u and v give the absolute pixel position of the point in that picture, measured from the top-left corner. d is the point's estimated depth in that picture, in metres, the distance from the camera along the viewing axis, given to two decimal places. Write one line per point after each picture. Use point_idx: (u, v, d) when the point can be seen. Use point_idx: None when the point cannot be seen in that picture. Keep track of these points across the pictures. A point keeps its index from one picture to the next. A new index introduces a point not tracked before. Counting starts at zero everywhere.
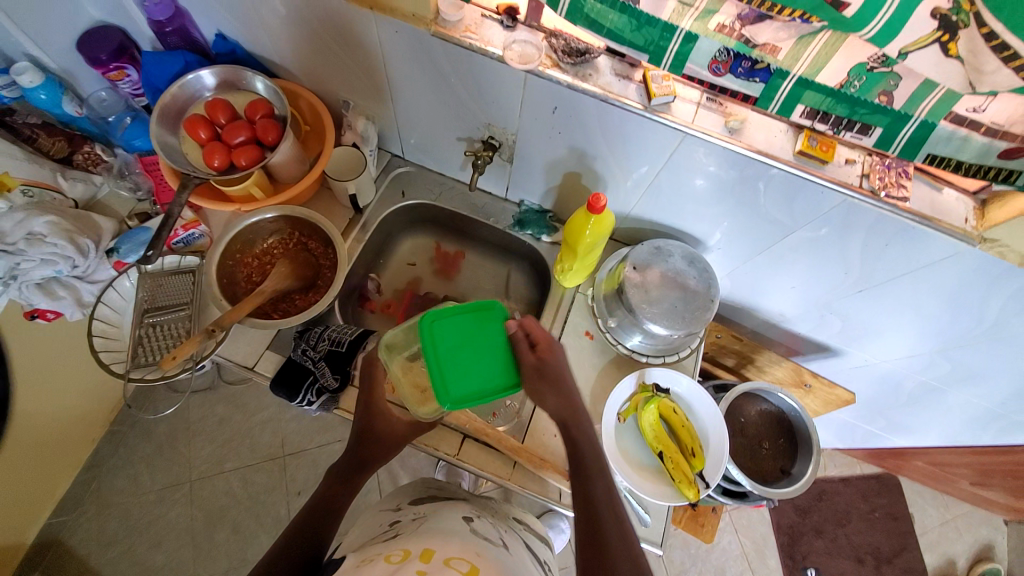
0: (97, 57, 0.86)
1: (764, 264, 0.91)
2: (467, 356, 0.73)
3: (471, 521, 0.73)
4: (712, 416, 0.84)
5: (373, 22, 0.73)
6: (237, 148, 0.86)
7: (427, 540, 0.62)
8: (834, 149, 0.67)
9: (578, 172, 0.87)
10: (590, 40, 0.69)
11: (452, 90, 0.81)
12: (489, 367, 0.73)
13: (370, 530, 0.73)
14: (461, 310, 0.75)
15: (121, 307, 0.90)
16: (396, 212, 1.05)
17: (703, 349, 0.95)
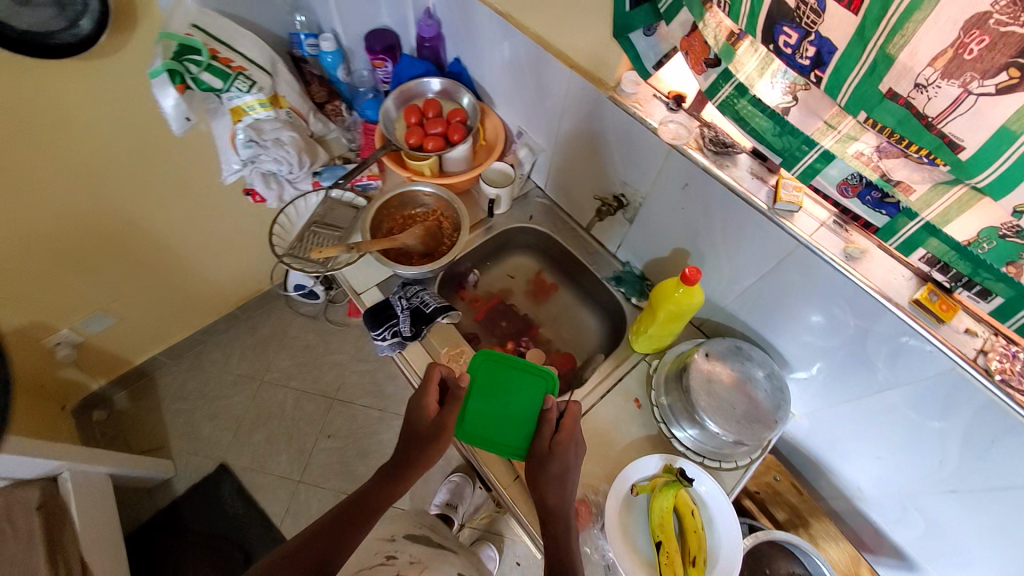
0: (373, 47, 1.21)
1: (849, 417, 0.86)
2: (498, 408, 0.89)
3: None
4: (728, 532, 0.80)
5: (568, 78, 0.92)
6: (431, 136, 1.11)
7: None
8: (954, 313, 0.65)
9: (687, 250, 0.93)
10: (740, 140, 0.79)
11: (606, 146, 0.95)
12: (511, 426, 0.88)
13: (367, 556, 0.89)
14: (525, 369, 0.89)
15: (300, 213, 1.16)
16: (518, 229, 1.19)
17: (751, 471, 0.89)
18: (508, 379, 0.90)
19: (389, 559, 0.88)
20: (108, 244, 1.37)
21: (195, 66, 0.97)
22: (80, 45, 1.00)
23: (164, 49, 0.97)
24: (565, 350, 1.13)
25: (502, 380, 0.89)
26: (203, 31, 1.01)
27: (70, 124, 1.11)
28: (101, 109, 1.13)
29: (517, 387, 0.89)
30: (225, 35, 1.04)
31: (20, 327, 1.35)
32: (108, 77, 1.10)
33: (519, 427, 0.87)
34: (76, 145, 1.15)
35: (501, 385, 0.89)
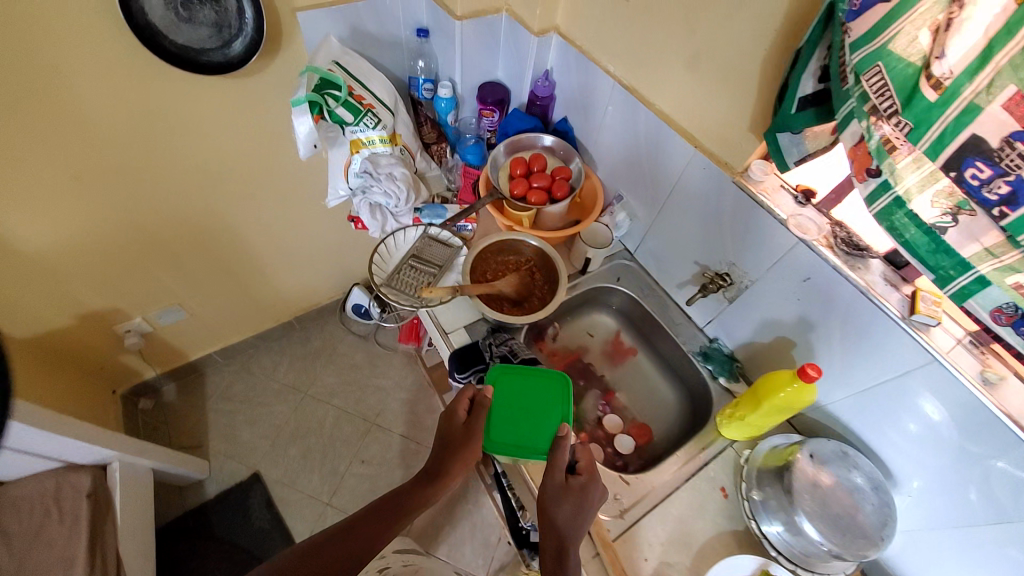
0: (485, 98, 1.26)
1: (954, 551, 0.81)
2: (522, 414, 0.89)
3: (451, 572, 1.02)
4: None
5: (691, 156, 0.94)
6: (534, 188, 1.13)
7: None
8: None
9: (793, 341, 0.90)
10: (880, 240, 0.77)
11: (718, 226, 0.95)
12: (537, 430, 0.88)
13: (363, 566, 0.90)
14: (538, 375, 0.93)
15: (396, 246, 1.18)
16: (605, 289, 1.20)
17: None
18: (530, 388, 0.92)
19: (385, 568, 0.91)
20: (199, 242, 1.42)
21: (332, 100, 1.03)
22: (226, 65, 1.04)
23: (307, 82, 1.02)
24: (640, 422, 1.08)
25: (524, 388, 0.92)
26: (343, 69, 1.07)
27: (200, 132, 1.17)
28: (229, 122, 1.20)
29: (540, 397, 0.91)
30: (360, 73, 1.11)
31: (102, 310, 1.39)
32: (245, 96, 1.17)
33: (545, 432, 0.88)
34: (199, 152, 1.21)
35: (523, 394, 0.91)
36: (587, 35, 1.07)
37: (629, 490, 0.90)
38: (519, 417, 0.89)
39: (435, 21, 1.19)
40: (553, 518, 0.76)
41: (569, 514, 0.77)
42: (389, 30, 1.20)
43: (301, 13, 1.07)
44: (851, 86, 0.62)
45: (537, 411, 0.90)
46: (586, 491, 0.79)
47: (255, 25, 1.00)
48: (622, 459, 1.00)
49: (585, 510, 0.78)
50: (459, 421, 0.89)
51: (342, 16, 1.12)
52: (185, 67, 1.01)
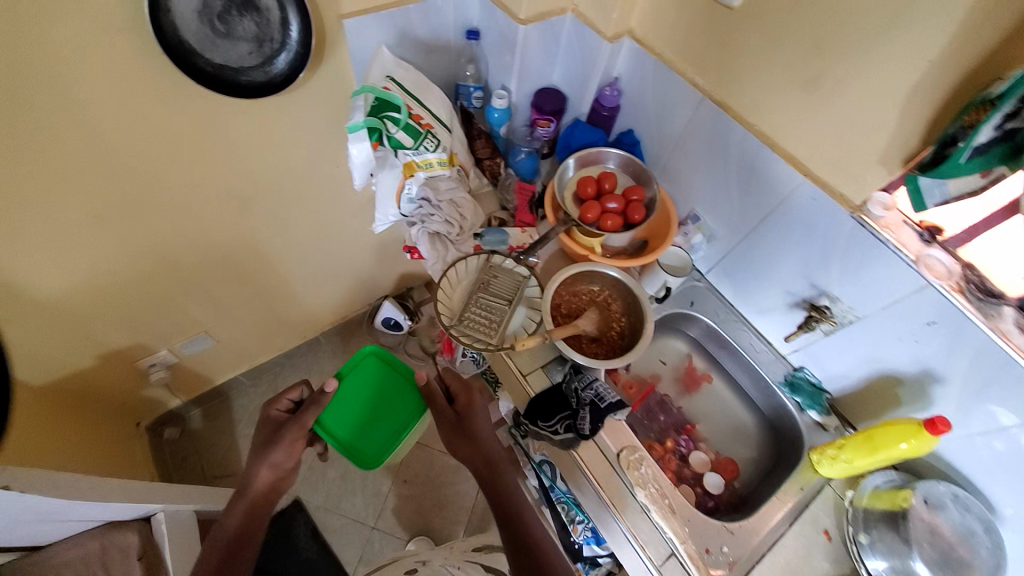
0: (542, 106, 1.15)
1: None
2: (375, 399, 1.14)
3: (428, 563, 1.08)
4: None
5: (796, 186, 0.87)
6: (608, 211, 1.05)
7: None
8: None
9: (902, 378, 0.86)
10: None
11: (824, 258, 0.88)
12: (400, 399, 1.16)
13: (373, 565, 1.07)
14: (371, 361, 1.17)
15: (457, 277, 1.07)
16: (678, 315, 1.14)
17: None
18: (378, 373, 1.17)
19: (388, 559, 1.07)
20: (227, 270, 1.30)
21: (392, 122, 0.92)
22: (268, 85, 0.91)
23: (362, 103, 0.92)
24: (723, 454, 1.04)
25: (372, 379, 1.15)
26: (398, 84, 0.96)
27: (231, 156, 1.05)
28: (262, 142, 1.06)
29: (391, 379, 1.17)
30: (416, 88, 0.99)
31: (125, 347, 1.29)
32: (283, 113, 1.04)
33: (405, 398, 1.17)
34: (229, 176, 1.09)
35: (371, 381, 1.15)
36: (669, 43, 0.97)
37: (736, 539, 0.87)
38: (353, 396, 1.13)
39: (491, 25, 1.07)
40: (474, 431, 0.99)
41: (482, 424, 1.00)
42: (438, 33, 1.08)
43: (348, 21, 0.94)
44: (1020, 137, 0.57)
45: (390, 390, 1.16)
46: (472, 408, 1.01)
47: (302, 39, 0.88)
48: (713, 498, 0.97)
49: (481, 417, 1.01)
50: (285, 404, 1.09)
51: (390, 22, 0.99)
52: (223, 89, 0.88)
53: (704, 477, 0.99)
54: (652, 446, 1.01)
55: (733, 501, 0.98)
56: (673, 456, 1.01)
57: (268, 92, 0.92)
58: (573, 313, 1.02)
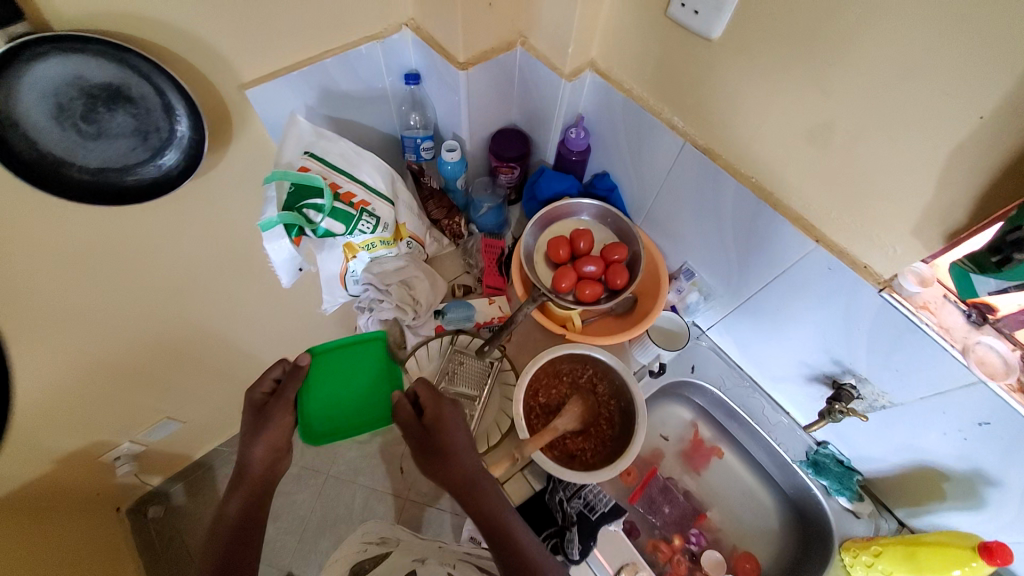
0: (501, 153, 0.99)
1: None
2: (348, 385, 0.89)
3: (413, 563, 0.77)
4: None
5: (806, 252, 0.71)
6: (585, 278, 0.90)
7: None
8: None
9: (948, 474, 0.72)
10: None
11: (845, 333, 0.73)
12: (365, 377, 0.90)
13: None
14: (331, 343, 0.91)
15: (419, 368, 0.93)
16: (679, 383, 1.01)
17: None
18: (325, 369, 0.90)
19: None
20: (176, 357, 1.17)
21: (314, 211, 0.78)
22: (164, 182, 0.76)
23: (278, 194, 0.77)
24: (742, 549, 0.91)
25: (350, 355, 0.91)
26: (319, 160, 0.82)
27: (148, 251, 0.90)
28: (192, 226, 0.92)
29: (338, 351, 0.91)
30: (345, 161, 0.85)
31: (77, 448, 1.18)
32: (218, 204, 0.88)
33: (367, 370, 0.91)
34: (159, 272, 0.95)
35: (340, 362, 0.90)
36: (638, 76, 0.81)
37: None
38: (327, 391, 0.88)
39: (429, 68, 0.91)
40: (453, 443, 0.77)
41: (454, 435, 0.78)
42: (368, 84, 0.92)
43: (251, 91, 0.79)
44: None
45: (357, 369, 0.91)
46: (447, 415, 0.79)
47: (193, 127, 0.74)
48: None
49: (452, 428, 0.78)
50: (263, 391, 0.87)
51: (305, 84, 0.84)
52: (110, 196, 0.73)
53: None
54: (657, 548, 0.87)
55: None
56: (683, 557, 0.87)
57: (164, 190, 0.77)
58: (552, 405, 0.86)
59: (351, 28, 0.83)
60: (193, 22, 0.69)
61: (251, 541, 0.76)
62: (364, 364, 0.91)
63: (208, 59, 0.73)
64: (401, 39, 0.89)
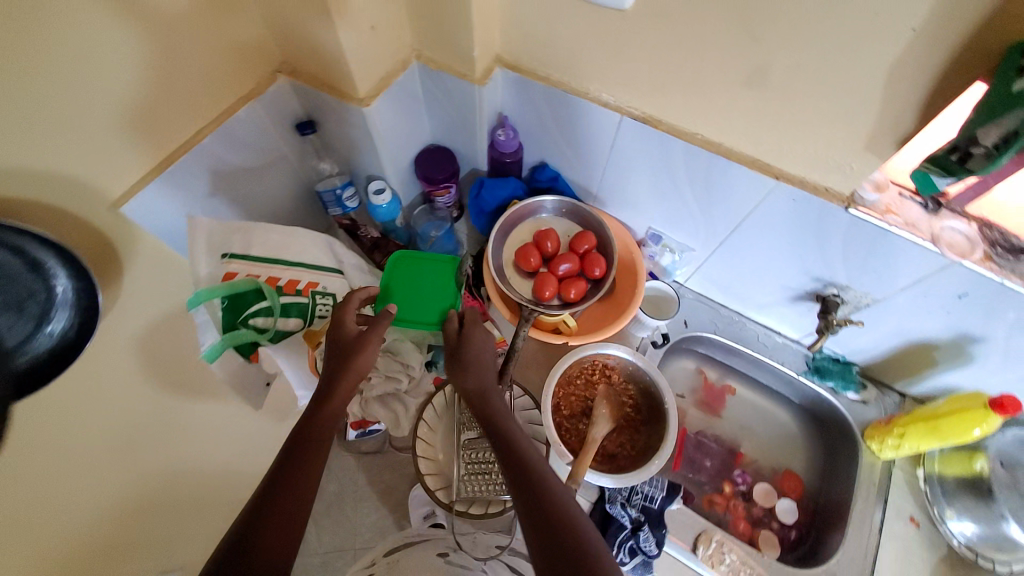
0: (432, 176, 0.93)
1: None
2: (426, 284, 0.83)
3: (446, 557, 0.72)
4: None
5: (767, 190, 0.72)
6: (565, 279, 0.88)
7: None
8: None
9: (937, 344, 0.78)
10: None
11: (820, 252, 0.76)
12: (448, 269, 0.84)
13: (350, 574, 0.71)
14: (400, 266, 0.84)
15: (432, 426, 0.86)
16: (686, 339, 1.00)
17: None
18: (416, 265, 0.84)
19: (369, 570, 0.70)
20: None
21: (261, 318, 0.72)
22: (74, 342, 0.60)
23: (213, 316, 0.70)
24: (783, 469, 0.96)
25: (418, 274, 0.83)
26: (243, 259, 0.72)
27: (96, 422, 0.67)
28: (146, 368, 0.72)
29: (418, 267, 0.84)
30: (271, 248, 0.74)
31: None
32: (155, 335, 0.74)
33: (443, 283, 0.83)
34: (119, 439, 0.71)
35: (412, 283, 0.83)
36: (552, 61, 0.75)
37: None
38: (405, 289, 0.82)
39: (322, 109, 0.83)
40: (477, 357, 0.69)
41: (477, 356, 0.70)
42: (261, 145, 0.82)
43: (128, 206, 0.67)
44: (996, 159, 0.51)
45: (433, 274, 0.84)
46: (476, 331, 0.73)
47: (73, 265, 0.58)
48: (794, 528, 0.89)
49: (479, 343, 0.71)
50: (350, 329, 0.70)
51: (185, 173, 0.73)
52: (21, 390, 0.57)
53: (774, 509, 0.90)
54: (713, 500, 0.91)
55: (810, 520, 0.90)
56: (737, 500, 0.91)
57: (69, 360, 0.60)
58: (577, 412, 0.86)
59: (222, 93, 0.73)
60: (22, 154, 0.54)
61: (272, 526, 0.53)
62: (431, 283, 0.83)
63: (58, 187, 0.59)
64: (281, 90, 0.81)
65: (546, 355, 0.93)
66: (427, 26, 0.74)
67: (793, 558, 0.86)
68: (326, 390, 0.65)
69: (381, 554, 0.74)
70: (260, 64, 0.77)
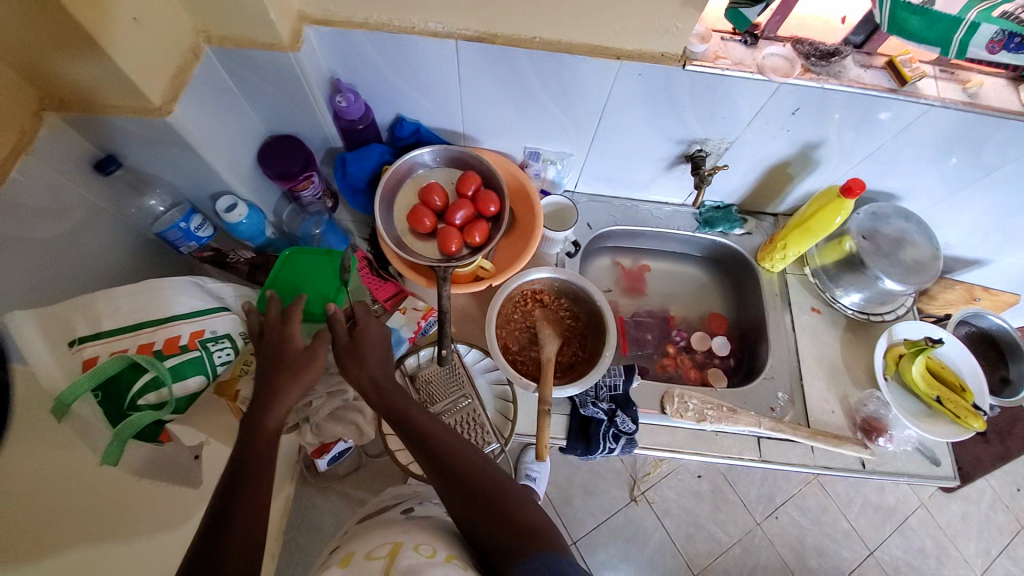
0: (287, 171, 0.84)
1: (959, 200, 0.94)
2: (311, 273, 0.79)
3: (410, 511, 0.67)
4: (967, 360, 0.94)
5: (614, 73, 0.74)
6: (466, 226, 0.86)
7: (358, 541, 0.59)
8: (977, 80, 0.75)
9: (789, 161, 0.90)
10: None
11: (676, 115, 0.81)
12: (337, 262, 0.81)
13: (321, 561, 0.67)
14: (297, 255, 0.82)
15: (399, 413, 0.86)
16: (597, 239, 1.04)
17: (914, 306, 1.01)
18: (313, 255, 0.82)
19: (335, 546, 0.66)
20: None
21: (151, 394, 0.60)
22: None
23: (90, 415, 0.58)
24: (708, 314, 1.08)
25: (309, 263, 0.80)
26: (98, 338, 0.61)
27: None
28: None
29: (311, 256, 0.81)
30: (128, 313, 0.63)
31: None
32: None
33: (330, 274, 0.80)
34: None
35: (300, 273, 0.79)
36: (363, 2, 0.68)
37: (778, 380, 0.94)
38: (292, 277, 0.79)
39: (119, 137, 0.69)
40: (369, 354, 0.68)
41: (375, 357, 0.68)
42: (62, 205, 0.69)
43: None
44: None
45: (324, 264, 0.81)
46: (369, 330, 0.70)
47: None
48: (732, 356, 1.03)
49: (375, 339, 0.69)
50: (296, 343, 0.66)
51: None
52: None
53: (711, 348, 1.02)
54: (664, 365, 1.01)
55: (740, 344, 1.05)
56: (682, 355, 1.02)
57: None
58: (525, 342, 0.88)
59: None
60: None
61: (237, 533, 0.49)
62: (319, 272, 0.80)
63: None
64: (59, 131, 0.67)
65: (478, 304, 0.93)
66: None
67: (738, 378, 1.01)
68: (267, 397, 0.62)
69: (356, 522, 0.73)
70: (13, 108, 0.62)
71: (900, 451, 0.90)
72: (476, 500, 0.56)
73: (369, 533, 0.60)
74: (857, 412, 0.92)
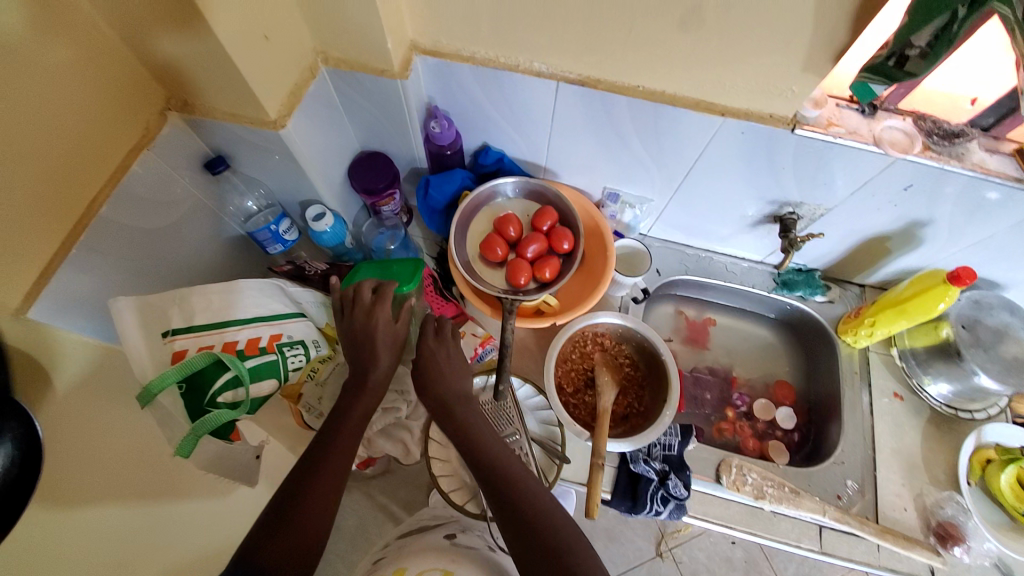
0: (374, 187, 0.86)
1: None
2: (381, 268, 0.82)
3: (454, 536, 0.68)
4: None
5: (714, 128, 0.72)
6: (537, 261, 0.85)
7: (404, 560, 0.61)
8: None
9: (888, 235, 0.84)
10: (1000, 80, 0.64)
11: (773, 176, 0.77)
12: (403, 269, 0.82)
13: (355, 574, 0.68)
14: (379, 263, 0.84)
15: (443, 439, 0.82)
16: (663, 286, 1.02)
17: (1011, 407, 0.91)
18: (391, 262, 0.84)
19: (375, 562, 0.67)
20: None
21: (229, 392, 0.62)
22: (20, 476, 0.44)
23: (171, 406, 0.60)
24: (774, 380, 1.02)
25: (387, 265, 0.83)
26: (189, 332, 0.63)
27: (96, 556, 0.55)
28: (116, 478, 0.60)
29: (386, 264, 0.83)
30: (217, 311, 0.66)
31: None
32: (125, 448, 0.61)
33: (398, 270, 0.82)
34: None
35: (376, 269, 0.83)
36: (475, 37, 0.70)
37: (847, 465, 0.87)
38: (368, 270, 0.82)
39: (232, 140, 0.73)
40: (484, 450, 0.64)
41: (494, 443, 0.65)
42: (170, 199, 0.73)
43: (35, 310, 0.57)
44: (931, 58, 0.52)
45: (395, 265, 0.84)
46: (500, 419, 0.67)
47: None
48: (797, 430, 0.96)
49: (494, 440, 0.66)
50: (378, 323, 0.72)
51: (90, 254, 0.63)
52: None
53: (774, 419, 0.96)
54: (722, 429, 0.96)
55: (807, 418, 0.98)
56: (742, 422, 0.96)
57: (32, 504, 0.49)
58: (581, 385, 0.86)
59: (107, 151, 0.64)
60: None
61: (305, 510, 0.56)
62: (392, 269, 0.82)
63: None
64: (177, 129, 0.72)
65: (535, 338, 0.93)
66: (332, 25, 0.67)
67: (800, 457, 0.94)
68: (344, 412, 0.67)
69: (395, 538, 0.74)
70: (139, 106, 0.67)
71: (976, 565, 0.81)
72: (494, 482, 0.61)
73: (415, 555, 0.61)
74: (932, 513, 0.83)
